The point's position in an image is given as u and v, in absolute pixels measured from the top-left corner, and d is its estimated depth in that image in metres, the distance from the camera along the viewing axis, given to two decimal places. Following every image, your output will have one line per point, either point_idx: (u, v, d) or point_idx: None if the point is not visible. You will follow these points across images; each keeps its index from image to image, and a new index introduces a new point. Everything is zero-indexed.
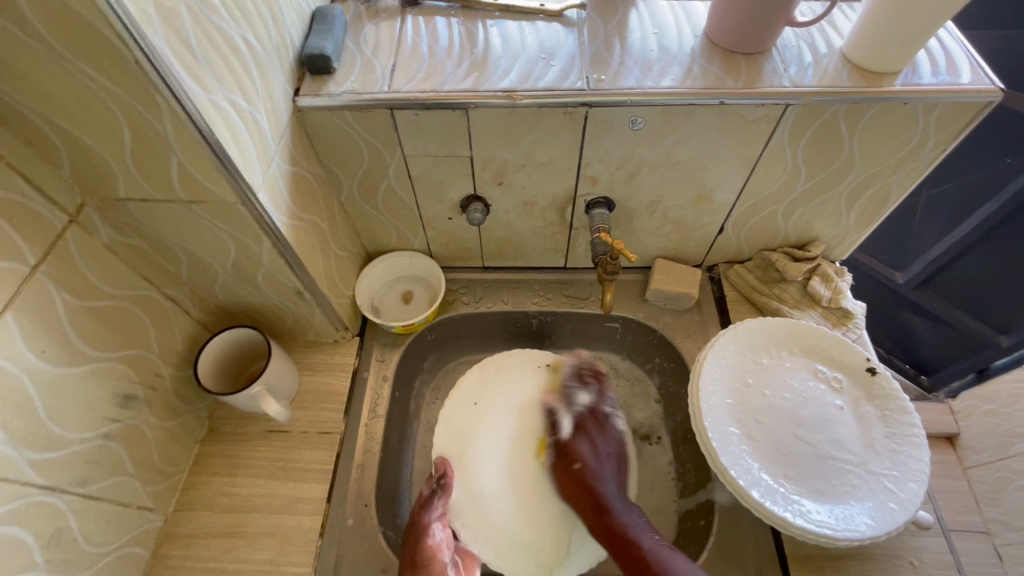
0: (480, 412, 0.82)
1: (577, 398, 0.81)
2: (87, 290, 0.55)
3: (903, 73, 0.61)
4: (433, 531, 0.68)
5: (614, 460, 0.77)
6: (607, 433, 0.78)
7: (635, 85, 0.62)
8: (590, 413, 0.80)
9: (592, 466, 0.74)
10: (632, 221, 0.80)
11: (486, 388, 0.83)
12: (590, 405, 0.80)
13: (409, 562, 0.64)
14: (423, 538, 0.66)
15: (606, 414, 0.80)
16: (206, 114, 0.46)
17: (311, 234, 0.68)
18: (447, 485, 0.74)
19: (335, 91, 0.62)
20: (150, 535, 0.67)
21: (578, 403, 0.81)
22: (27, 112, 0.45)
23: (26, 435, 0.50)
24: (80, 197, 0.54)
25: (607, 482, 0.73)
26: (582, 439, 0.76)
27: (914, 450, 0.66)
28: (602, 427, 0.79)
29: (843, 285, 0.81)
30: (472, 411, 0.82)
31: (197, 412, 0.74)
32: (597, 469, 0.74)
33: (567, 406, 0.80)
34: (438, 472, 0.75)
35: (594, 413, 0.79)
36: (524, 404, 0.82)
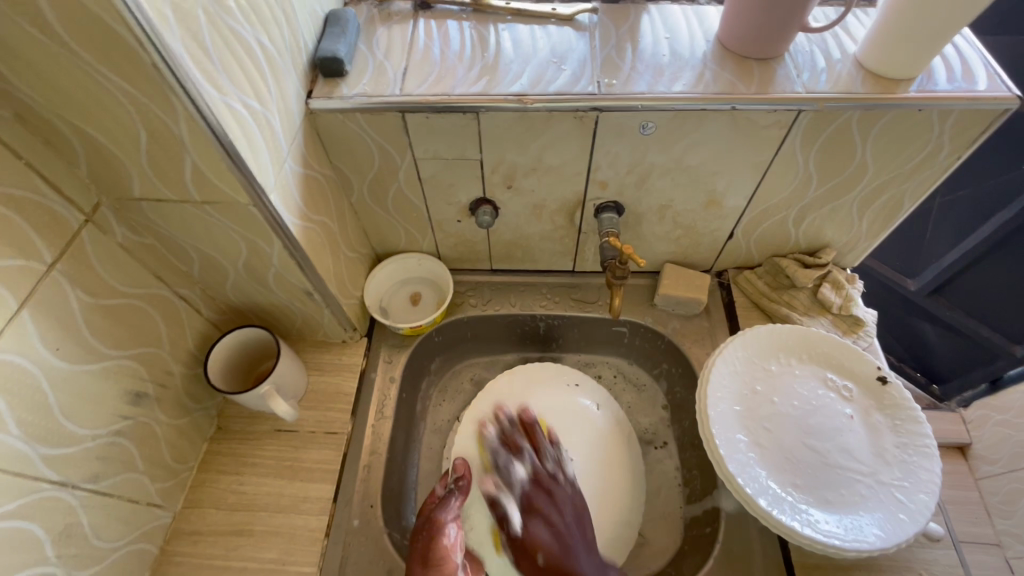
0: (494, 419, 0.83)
1: (508, 521, 0.69)
2: (101, 289, 0.56)
3: (918, 80, 0.61)
4: (447, 531, 0.63)
5: (574, 498, 0.70)
6: (559, 501, 0.69)
7: (646, 90, 0.62)
8: (533, 484, 0.71)
9: (556, 552, 0.64)
10: (641, 225, 0.80)
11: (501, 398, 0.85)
12: (524, 496, 0.70)
13: (420, 558, 0.61)
14: (438, 536, 0.63)
15: (552, 472, 0.73)
16: (220, 116, 0.47)
17: (321, 234, 0.69)
18: (464, 487, 0.70)
19: (347, 93, 0.63)
20: (159, 532, 0.67)
21: (516, 476, 0.73)
22: (45, 112, 0.46)
23: (39, 431, 0.50)
24: (96, 197, 0.55)
25: (578, 561, 0.63)
26: (537, 523, 0.67)
27: (925, 460, 0.65)
28: (550, 493, 0.70)
29: (854, 292, 0.80)
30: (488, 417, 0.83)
31: (206, 410, 0.75)
32: (563, 552, 0.63)
33: (503, 484, 0.73)
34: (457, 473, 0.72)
35: (537, 479, 0.71)
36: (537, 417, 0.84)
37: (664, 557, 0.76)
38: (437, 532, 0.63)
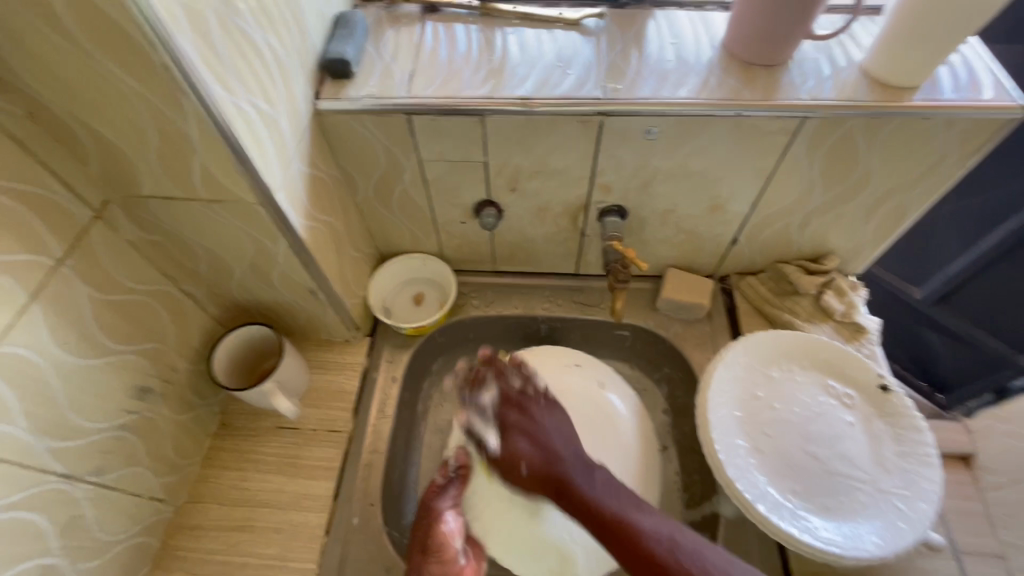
0: None
1: (479, 429, 0.68)
2: (109, 284, 0.57)
3: (923, 88, 0.61)
4: (446, 517, 0.68)
5: (559, 425, 0.67)
6: (530, 412, 0.67)
7: (651, 95, 0.62)
8: (505, 401, 0.68)
9: (535, 459, 0.64)
10: (644, 229, 0.80)
11: None
12: (500, 411, 0.68)
13: (423, 544, 0.66)
14: (436, 523, 0.67)
15: (524, 389, 0.69)
16: (229, 115, 0.48)
17: (326, 234, 0.69)
18: (464, 473, 0.74)
19: (354, 95, 0.63)
20: (161, 526, 0.68)
21: (486, 395, 0.69)
22: (56, 110, 0.46)
23: (46, 424, 0.51)
24: (106, 194, 0.56)
25: (556, 448, 0.64)
26: (516, 439, 0.65)
27: (926, 469, 0.65)
28: (523, 407, 0.68)
29: (857, 300, 0.80)
30: None
31: (210, 406, 0.75)
32: (545, 451, 0.64)
33: (472, 404, 0.69)
34: (457, 463, 0.75)
35: (506, 399, 0.68)
36: None
37: None
38: (437, 518, 0.68)
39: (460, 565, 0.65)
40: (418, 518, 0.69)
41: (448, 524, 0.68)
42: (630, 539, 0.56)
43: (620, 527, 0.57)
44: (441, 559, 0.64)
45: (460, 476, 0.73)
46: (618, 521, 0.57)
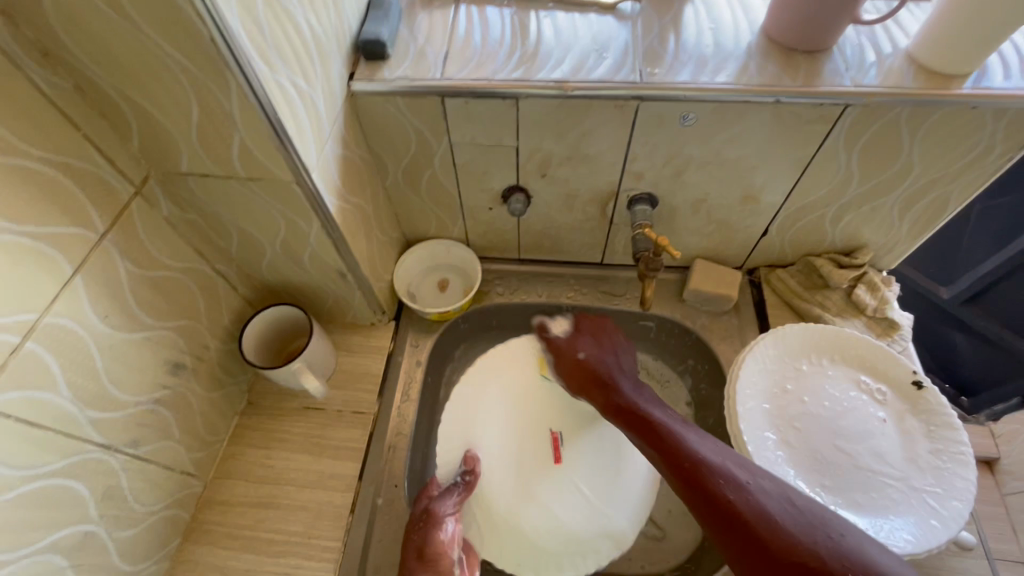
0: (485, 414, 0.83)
1: (551, 333, 0.87)
2: (147, 261, 0.57)
3: (972, 76, 0.59)
4: (444, 524, 0.69)
5: (622, 356, 0.80)
6: (607, 337, 0.82)
7: (689, 80, 0.61)
8: (583, 320, 0.85)
9: (595, 360, 0.79)
10: (674, 219, 0.79)
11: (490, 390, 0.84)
12: (577, 322, 0.85)
13: (419, 546, 0.66)
14: (435, 529, 0.68)
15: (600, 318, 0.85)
16: (270, 92, 0.48)
17: (357, 216, 0.70)
18: (470, 483, 0.75)
19: (388, 76, 0.63)
20: (190, 500, 0.69)
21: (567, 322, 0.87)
22: (102, 84, 0.47)
23: (86, 395, 0.52)
24: (145, 170, 0.56)
25: (615, 363, 0.78)
26: (585, 341, 0.82)
27: (960, 468, 0.64)
28: (601, 325, 0.83)
29: (890, 295, 0.78)
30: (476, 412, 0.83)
31: (238, 384, 0.77)
32: (606, 361, 0.79)
33: (552, 329, 0.88)
34: (465, 467, 0.77)
35: (586, 320, 0.85)
36: (523, 403, 0.84)
37: (683, 552, 0.76)
38: (437, 522, 0.68)
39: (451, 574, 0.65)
40: (414, 516, 0.69)
41: (447, 533, 0.68)
42: (657, 429, 0.65)
43: (651, 421, 0.66)
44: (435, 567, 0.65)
45: (466, 484, 0.74)
46: (654, 417, 0.66)
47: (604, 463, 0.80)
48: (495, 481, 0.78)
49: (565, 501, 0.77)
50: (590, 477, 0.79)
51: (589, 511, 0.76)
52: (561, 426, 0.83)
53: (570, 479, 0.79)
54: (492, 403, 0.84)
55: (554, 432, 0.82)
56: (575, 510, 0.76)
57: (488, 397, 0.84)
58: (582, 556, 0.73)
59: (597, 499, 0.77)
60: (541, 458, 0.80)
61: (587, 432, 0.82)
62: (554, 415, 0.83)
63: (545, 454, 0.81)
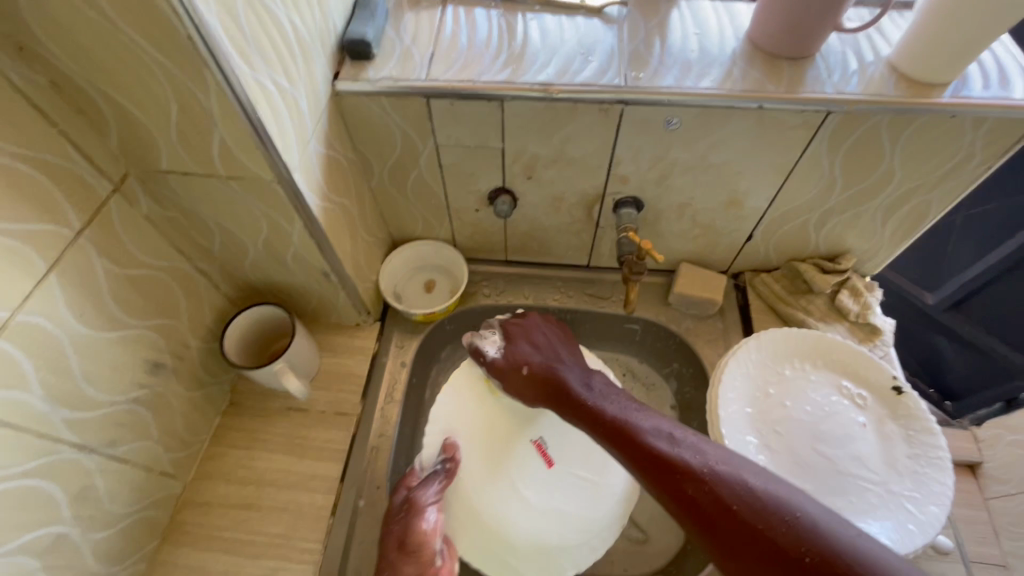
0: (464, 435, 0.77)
1: (486, 354, 0.74)
2: (126, 259, 0.57)
3: (952, 85, 0.60)
4: (426, 514, 0.66)
5: (563, 350, 0.74)
6: (541, 333, 0.75)
7: (673, 85, 0.61)
8: (511, 321, 0.76)
9: (530, 368, 0.71)
10: (660, 223, 0.79)
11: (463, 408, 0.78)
12: (504, 327, 0.75)
13: (401, 539, 0.64)
14: (416, 519, 0.65)
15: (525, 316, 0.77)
16: (250, 91, 0.47)
17: (341, 216, 0.69)
18: (451, 469, 0.72)
19: (373, 76, 0.63)
20: (169, 501, 0.69)
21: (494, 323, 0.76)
22: (79, 80, 0.46)
23: (61, 394, 0.51)
24: (124, 167, 0.56)
25: (558, 359, 0.72)
26: (518, 347, 0.73)
27: (938, 473, 0.64)
28: (528, 324, 0.76)
29: (873, 300, 0.79)
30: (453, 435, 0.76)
31: (220, 384, 0.76)
32: (544, 361, 0.71)
33: (485, 338, 0.75)
34: (444, 454, 0.73)
35: (514, 321, 0.76)
36: (497, 415, 0.79)
37: (666, 555, 0.76)
38: (417, 513, 0.66)
39: (435, 566, 0.63)
40: (395, 509, 0.67)
41: (430, 523, 0.66)
42: (624, 434, 0.58)
43: (615, 426, 0.59)
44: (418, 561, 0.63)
45: (447, 469, 0.71)
46: (616, 420, 0.60)
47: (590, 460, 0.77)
48: (490, 503, 0.73)
49: (564, 503, 0.74)
50: (577, 475, 0.76)
51: (576, 510, 0.74)
52: (542, 430, 0.78)
53: (555, 479, 0.75)
54: (468, 403, 0.78)
55: (537, 439, 0.78)
56: (562, 509, 0.73)
57: (464, 396, 0.79)
58: (572, 556, 0.71)
59: (584, 497, 0.74)
60: (522, 459, 0.76)
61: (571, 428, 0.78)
62: (534, 421, 0.79)
63: (526, 454, 0.77)
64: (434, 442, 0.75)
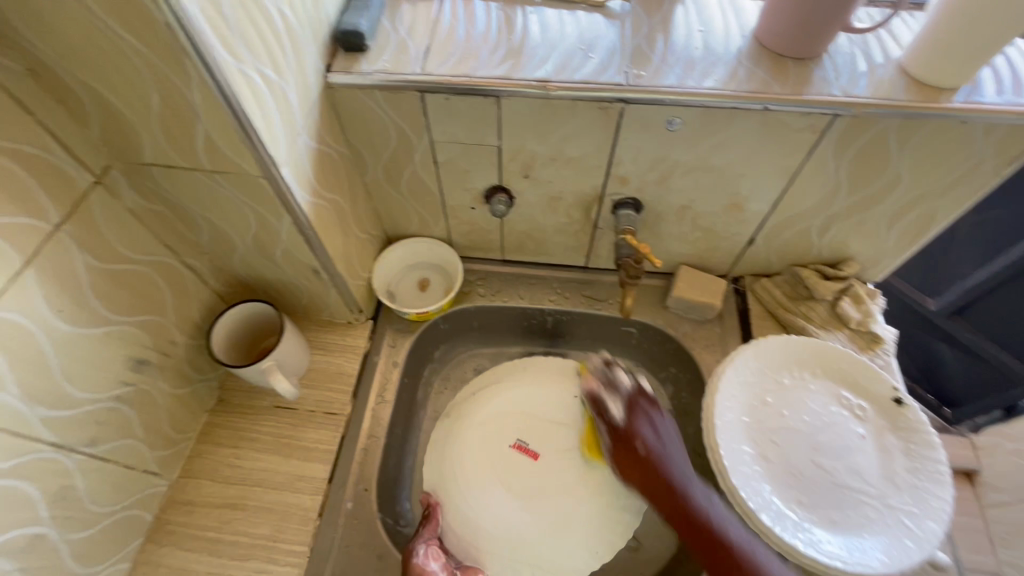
0: (452, 465, 0.75)
1: (607, 411, 0.69)
2: (109, 254, 0.55)
3: (963, 90, 0.58)
4: (417, 550, 0.66)
5: (677, 435, 0.66)
6: (665, 415, 0.67)
7: (675, 84, 0.59)
8: (640, 390, 0.69)
9: (648, 456, 0.64)
10: (659, 224, 0.78)
11: (448, 442, 0.78)
12: (631, 395, 0.68)
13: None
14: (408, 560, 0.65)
15: (655, 397, 0.68)
16: (234, 83, 0.45)
17: (332, 212, 0.67)
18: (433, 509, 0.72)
19: (367, 69, 0.61)
20: (154, 499, 0.68)
21: (623, 386, 0.69)
22: (58, 69, 0.45)
23: (38, 392, 0.50)
24: (107, 160, 0.54)
25: (677, 452, 0.64)
26: (642, 421, 0.66)
27: (937, 487, 0.63)
28: (654, 407, 0.67)
29: (874, 308, 0.77)
30: (444, 472, 0.75)
31: (208, 381, 0.75)
32: (665, 452, 0.64)
33: (612, 400, 0.69)
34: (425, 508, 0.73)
35: (642, 389, 0.69)
36: (475, 432, 0.77)
37: (659, 562, 0.75)
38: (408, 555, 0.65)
39: None
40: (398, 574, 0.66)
41: (421, 554, 0.65)
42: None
43: (734, 560, 0.56)
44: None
45: (429, 512, 0.71)
46: (735, 552, 0.56)
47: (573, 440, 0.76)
48: (498, 517, 0.71)
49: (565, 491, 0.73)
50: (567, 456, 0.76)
51: (578, 494, 0.73)
52: (521, 430, 0.78)
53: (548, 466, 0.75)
54: (451, 437, 0.78)
55: (519, 441, 0.77)
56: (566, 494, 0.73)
57: (442, 434, 0.79)
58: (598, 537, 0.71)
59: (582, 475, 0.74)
60: (513, 467, 0.75)
61: (542, 418, 0.79)
62: (513, 426, 0.78)
63: (512, 462, 0.75)
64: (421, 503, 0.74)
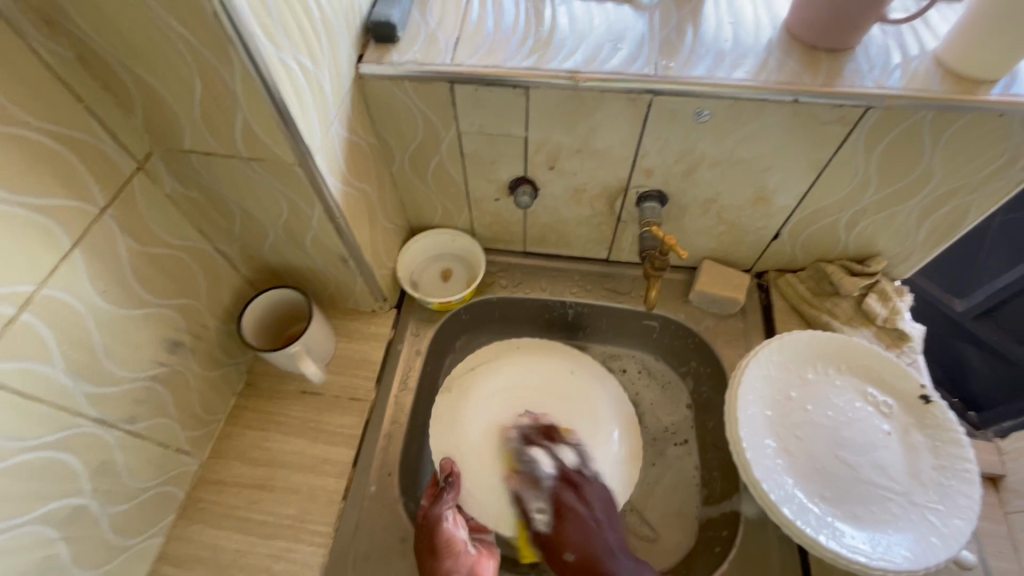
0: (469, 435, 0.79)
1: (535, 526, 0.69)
2: (148, 237, 0.57)
3: (1001, 82, 0.56)
4: (446, 519, 0.66)
5: (609, 510, 0.69)
6: (586, 496, 0.69)
7: (705, 75, 0.59)
8: (562, 480, 0.72)
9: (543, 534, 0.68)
10: (683, 217, 0.77)
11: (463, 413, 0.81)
12: (554, 494, 0.71)
13: (429, 548, 0.64)
14: (437, 527, 0.65)
15: (581, 470, 0.74)
16: (274, 71, 0.47)
17: (360, 201, 0.69)
18: (456, 480, 0.71)
19: (397, 60, 0.62)
20: (185, 478, 0.70)
21: (545, 479, 0.74)
22: (106, 57, 0.46)
23: (83, 369, 0.52)
24: (148, 146, 0.56)
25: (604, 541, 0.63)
26: (566, 523, 0.66)
27: (965, 486, 0.62)
28: (579, 493, 0.70)
29: (902, 305, 0.76)
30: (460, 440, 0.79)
31: (237, 365, 0.77)
32: (595, 547, 0.62)
33: (533, 495, 0.73)
34: (443, 472, 0.72)
35: (564, 475, 0.73)
36: (489, 403, 0.83)
37: (677, 554, 0.76)
38: (434, 520, 0.66)
39: (471, 552, 0.64)
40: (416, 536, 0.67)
41: (449, 520, 0.66)
42: None
43: None
44: (451, 552, 0.63)
45: (451, 482, 0.70)
46: None
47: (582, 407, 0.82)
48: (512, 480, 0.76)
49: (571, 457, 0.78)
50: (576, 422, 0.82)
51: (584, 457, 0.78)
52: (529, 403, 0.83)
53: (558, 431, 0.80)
54: (465, 407, 0.82)
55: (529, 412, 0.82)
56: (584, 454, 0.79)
57: (457, 404, 0.82)
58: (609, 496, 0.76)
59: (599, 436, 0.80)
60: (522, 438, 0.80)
61: (548, 391, 0.84)
62: (522, 399, 0.83)
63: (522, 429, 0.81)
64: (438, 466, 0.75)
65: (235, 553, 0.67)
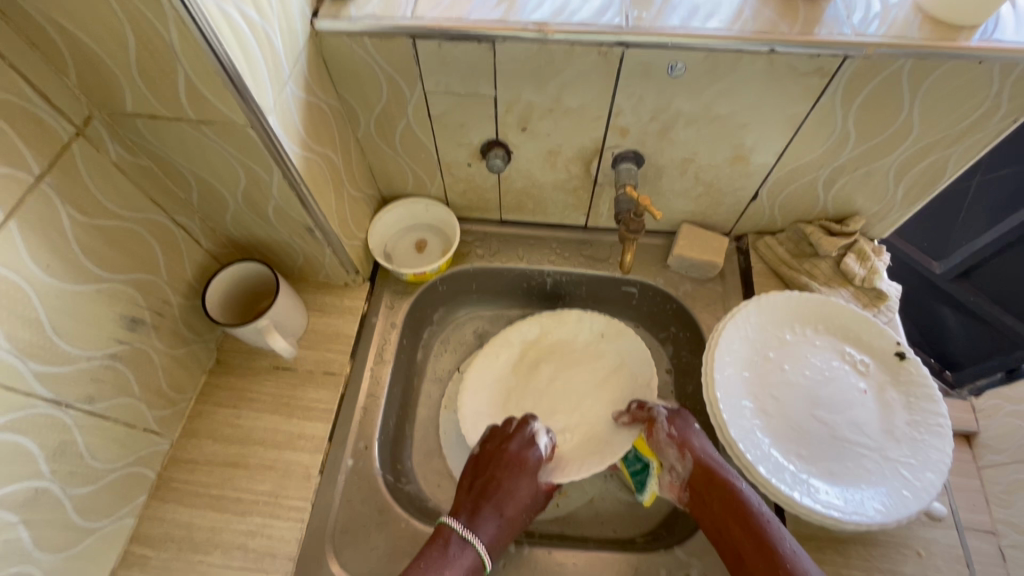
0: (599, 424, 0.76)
1: (659, 418, 0.68)
2: (93, 208, 0.54)
3: (982, 28, 0.55)
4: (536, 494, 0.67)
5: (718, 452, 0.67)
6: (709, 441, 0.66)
7: (679, 25, 0.56)
8: (699, 433, 0.66)
9: (668, 423, 0.67)
10: (660, 179, 0.76)
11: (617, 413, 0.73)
12: (686, 422, 0.67)
13: (525, 505, 0.66)
14: (532, 497, 0.66)
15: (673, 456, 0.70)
16: (214, 23, 0.43)
17: (324, 167, 0.66)
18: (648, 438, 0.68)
19: (355, 14, 0.58)
20: (155, 458, 0.68)
21: (679, 417, 0.68)
22: (28, 7, 0.42)
23: (30, 346, 0.50)
24: (88, 110, 0.52)
25: (725, 468, 0.63)
26: (693, 435, 0.66)
27: (937, 439, 0.63)
28: (709, 444, 0.66)
29: (880, 264, 0.75)
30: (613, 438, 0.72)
31: (205, 342, 0.74)
32: (707, 450, 0.65)
33: (664, 422, 0.67)
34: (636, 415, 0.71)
35: (698, 428, 0.67)
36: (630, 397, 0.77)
37: (657, 518, 0.76)
38: (539, 502, 0.67)
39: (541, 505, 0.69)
40: (521, 494, 0.65)
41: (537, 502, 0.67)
42: (740, 509, 0.60)
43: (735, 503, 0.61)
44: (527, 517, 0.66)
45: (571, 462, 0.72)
46: (737, 497, 0.61)
47: (600, 382, 0.79)
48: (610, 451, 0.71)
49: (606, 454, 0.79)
50: (588, 387, 0.80)
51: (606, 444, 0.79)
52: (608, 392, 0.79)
53: (562, 385, 0.80)
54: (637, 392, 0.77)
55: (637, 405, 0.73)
56: (594, 422, 0.76)
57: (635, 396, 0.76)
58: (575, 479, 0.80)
59: (610, 407, 0.77)
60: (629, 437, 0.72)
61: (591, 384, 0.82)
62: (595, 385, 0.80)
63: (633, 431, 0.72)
64: (635, 410, 0.71)
65: (209, 531, 0.66)
